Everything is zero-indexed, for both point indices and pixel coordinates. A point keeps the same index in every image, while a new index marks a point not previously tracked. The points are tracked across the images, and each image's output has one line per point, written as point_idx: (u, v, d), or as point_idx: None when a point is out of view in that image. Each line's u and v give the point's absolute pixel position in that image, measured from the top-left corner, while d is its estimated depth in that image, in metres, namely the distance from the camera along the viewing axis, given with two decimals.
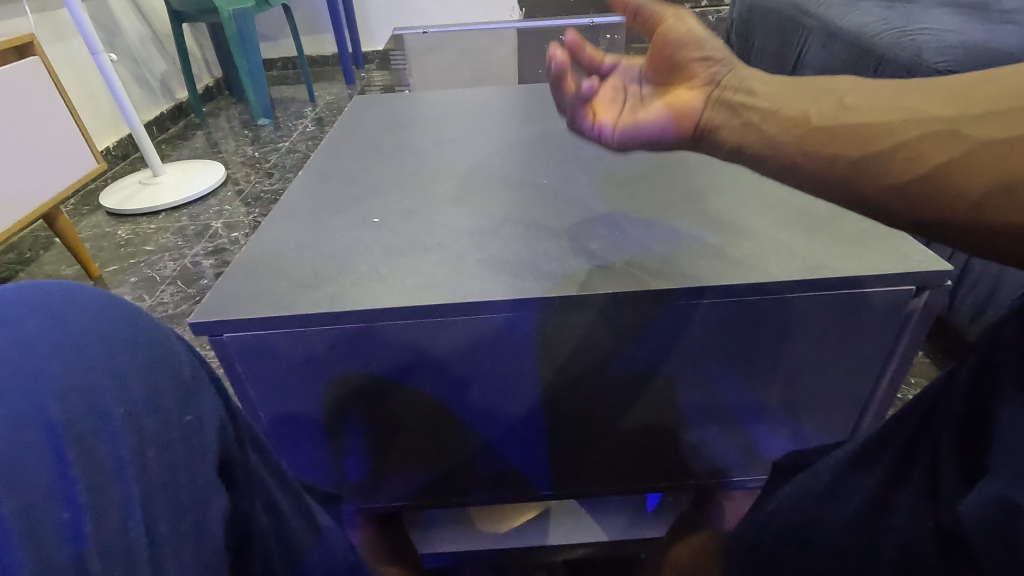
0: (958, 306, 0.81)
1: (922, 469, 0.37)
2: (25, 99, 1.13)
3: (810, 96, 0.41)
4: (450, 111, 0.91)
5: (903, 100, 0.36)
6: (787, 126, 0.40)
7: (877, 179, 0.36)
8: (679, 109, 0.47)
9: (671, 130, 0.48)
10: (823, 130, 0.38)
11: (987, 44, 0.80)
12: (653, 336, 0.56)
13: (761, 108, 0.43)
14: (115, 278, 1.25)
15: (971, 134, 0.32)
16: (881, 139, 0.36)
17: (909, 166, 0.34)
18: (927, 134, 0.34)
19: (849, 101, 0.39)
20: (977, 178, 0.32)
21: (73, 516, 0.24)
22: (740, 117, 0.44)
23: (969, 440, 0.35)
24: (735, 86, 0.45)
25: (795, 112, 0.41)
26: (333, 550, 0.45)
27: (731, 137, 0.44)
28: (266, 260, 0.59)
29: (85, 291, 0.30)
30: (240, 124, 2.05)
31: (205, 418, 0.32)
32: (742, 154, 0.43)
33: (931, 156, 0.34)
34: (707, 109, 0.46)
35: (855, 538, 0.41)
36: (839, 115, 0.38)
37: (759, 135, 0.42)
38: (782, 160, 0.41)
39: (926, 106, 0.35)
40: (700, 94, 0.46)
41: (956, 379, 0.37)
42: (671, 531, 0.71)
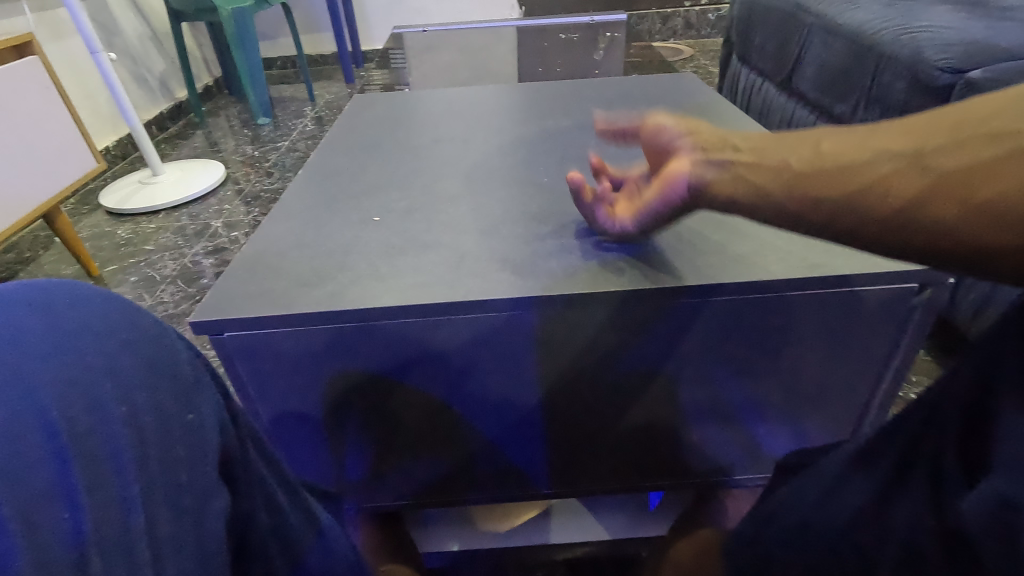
0: (959, 304, 0.81)
1: (924, 471, 0.37)
2: (24, 99, 1.12)
3: (787, 143, 0.40)
4: (450, 109, 0.91)
5: (873, 138, 0.35)
6: (767, 173, 0.39)
7: (856, 215, 0.35)
8: (667, 178, 0.45)
9: (666, 197, 0.46)
10: (800, 174, 0.37)
11: (987, 40, 0.80)
12: (653, 334, 0.56)
13: (747, 161, 0.41)
14: (115, 278, 1.24)
15: (939, 165, 0.31)
16: (854, 177, 0.35)
17: (886, 201, 0.33)
18: (897, 168, 0.33)
19: (824, 145, 0.37)
20: (949, 205, 0.31)
21: (74, 516, 0.24)
22: (729, 173, 0.42)
23: (965, 448, 0.34)
24: (721, 149, 0.43)
25: (777, 161, 0.39)
26: (333, 549, 0.45)
27: (722, 193, 0.42)
28: (267, 259, 0.59)
29: (84, 288, 0.30)
30: (240, 123, 2.05)
31: (205, 420, 0.32)
32: (733, 206, 0.42)
33: (903, 189, 0.32)
34: (692, 170, 0.43)
35: (856, 535, 0.41)
36: (816, 160, 0.37)
37: (744, 184, 0.40)
38: (763, 206, 0.39)
39: (892, 142, 0.34)
40: (685, 158, 0.44)
41: (953, 391, 0.37)
42: (672, 529, 0.71)
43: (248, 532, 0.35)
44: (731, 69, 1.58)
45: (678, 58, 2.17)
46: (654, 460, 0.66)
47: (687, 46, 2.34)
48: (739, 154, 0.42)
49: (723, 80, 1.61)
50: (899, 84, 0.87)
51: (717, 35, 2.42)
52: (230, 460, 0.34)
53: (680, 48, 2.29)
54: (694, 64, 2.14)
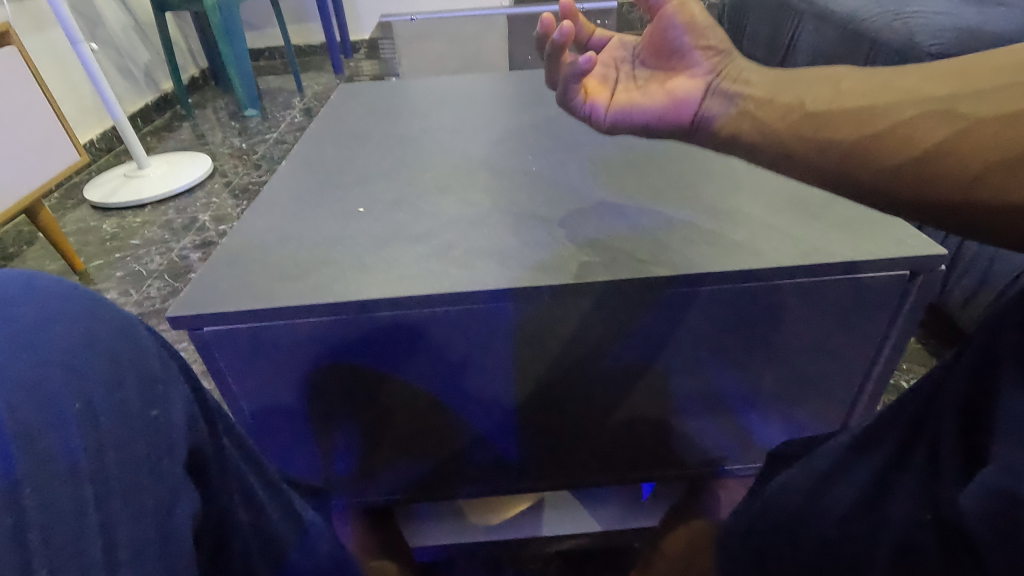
0: (951, 291, 0.80)
1: (919, 463, 0.37)
2: (3, 91, 1.10)
3: (808, 83, 0.41)
4: (436, 98, 0.89)
5: (902, 81, 0.36)
6: (784, 111, 0.41)
7: (872, 162, 0.36)
8: (678, 95, 0.48)
9: (664, 118, 0.48)
10: (816, 112, 0.39)
11: (981, 25, 0.79)
12: (642, 324, 0.55)
13: (759, 99, 0.43)
14: (101, 273, 1.23)
15: (966, 112, 0.32)
16: (875, 120, 0.35)
17: (905, 145, 0.34)
18: (922, 113, 0.33)
19: (846, 86, 0.39)
20: (974, 157, 0.31)
21: (19, 520, 0.23)
22: (741, 106, 0.44)
23: (967, 431, 0.33)
24: (732, 74, 0.46)
25: (793, 98, 0.41)
26: (316, 547, 0.44)
27: (727, 126, 0.44)
28: (248, 251, 0.58)
29: (41, 278, 0.29)
30: (227, 115, 2.02)
31: (172, 417, 0.31)
32: (739, 138, 0.44)
33: (926, 134, 0.33)
34: (706, 99, 0.46)
35: (851, 532, 0.40)
36: (834, 99, 0.38)
37: (753, 123, 0.42)
38: (776, 146, 0.41)
39: (922, 86, 0.34)
40: (700, 80, 0.47)
41: (954, 373, 0.36)
42: (665, 520, 0.71)
43: (225, 530, 0.34)
44: None
45: None
46: (646, 452, 0.66)
47: None
48: (750, 91, 0.44)
49: (716, 69, 1.59)
50: (891, 71, 0.86)
51: None
52: (203, 457, 0.33)
53: None
54: None
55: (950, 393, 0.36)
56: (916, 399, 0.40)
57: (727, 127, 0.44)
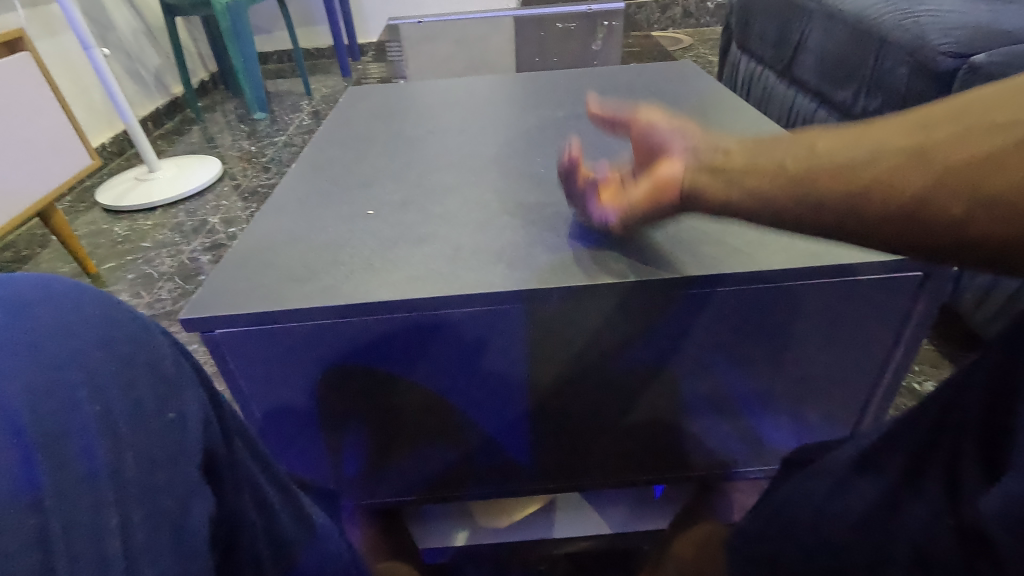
0: (962, 291, 0.79)
1: (938, 471, 0.37)
2: (17, 95, 1.11)
3: (784, 144, 0.40)
4: (445, 100, 0.89)
5: (872, 132, 0.35)
6: (763, 177, 0.39)
7: (858, 215, 0.35)
8: (660, 175, 0.46)
9: (657, 201, 0.47)
10: (796, 175, 0.37)
11: (993, 23, 0.78)
12: (652, 326, 0.55)
13: (734, 165, 0.42)
14: (113, 275, 1.24)
15: (944, 159, 0.31)
16: (854, 175, 0.34)
17: (891, 200, 0.33)
18: (899, 163, 0.33)
19: (820, 145, 0.37)
20: (958, 200, 0.30)
21: (39, 521, 0.23)
22: (721, 177, 0.42)
23: (989, 439, 0.33)
24: (710, 149, 0.46)
25: (772, 162, 0.39)
26: (326, 549, 0.44)
27: (715, 195, 0.42)
28: (258, 254, 0.58)
29: (58, 282, 0.29)
30: (236, 118, 2.03)
31: (187, 419, 0.31)
32: (726, 209, 0.42)
33: (907, 184, 0.32)
34: (689, 175, 0.44)
35: (865, 535, 0.40)
36: (810, 160, 0.37)
37: (737, 190, 0.41)
38: (762, 211, 0.39)
39: (891, 137, 0.34)
40: (681, 163, 0.45)
41: (971, 385, 0.36)
42: (674, 522, 0.70)
43: (236, 531, 0.34)
44: (731, 57, 1.56)
45: (677, 47, 2.15)
46: (656, 453, 0.65)
47: (687, 35, 2.32)
48: (724, 157, 0.44)
49: (723, 69, 1.59)
50: (902, 70, 0.85)
51: (716, 23, 2.39)
52: (217, 458, 0.33)
53: (679, 37, 2.27)
54: (693, 53, 2.12)
55: (970, 404, 0.36)
56: (930, 408, 0.40)
57: (706, 193, 0.43)
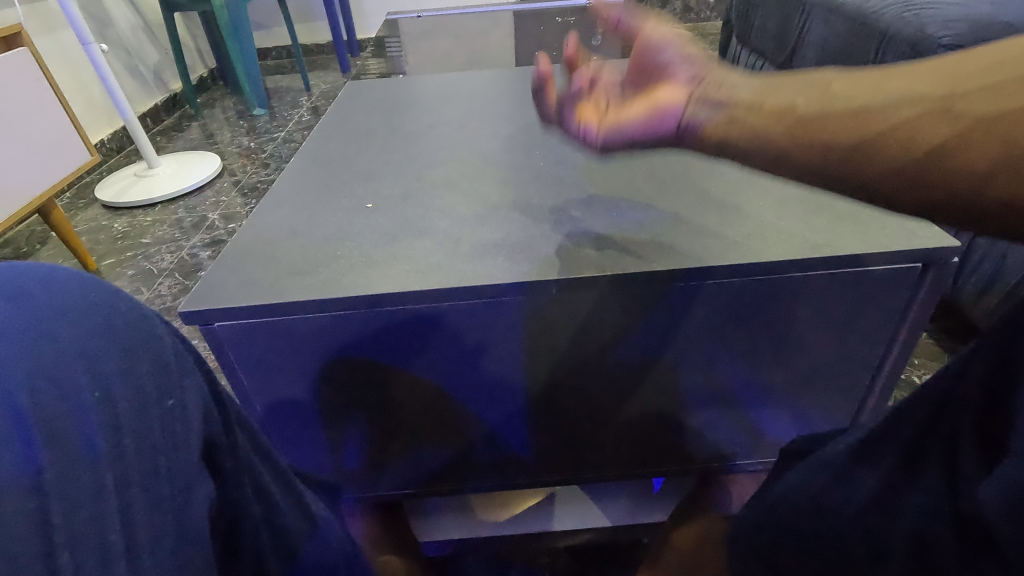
0: (963, 284, 0.79)
1: (938, 460, 0.37)
2: (15, 91, 1.11)
3: (793, 85, 0.39)
4: (444, 93, 0.89)
5: (891, 79, 0.35)
6: (773, 116, 0.39)
7: (874, 161, 0.34)
8: (661, 103, 0.45)
9: (649, 128, 0.46)
10: (805, 117, 0.37)
11: (994, 15, 0.78)
12: (652, 318, 0.55)
13: (744, 101, 0.41)
14: (113, 271, 1.24)
15: (967, 111, 0.31)
16: (874, 120, 0.34)
17: (910, 148, 0.33)
18: (923, 113, 0.32)
19: (833, 87, 0.37)
20: (984, 157, 0.30)
21: (41, 506, 0.23)
22: (722, 111, 0.41)
23: (986, 433, 0.33)
24: (718, 86, 0.43)
25: (780, 102, 0.39)
26: (327, 541, 0.44)
27: (718, 134, 0.41)
28: (258, 247, 0.58)
29: (59, 270, 0.29)
30: (236, 114, 2.03)
31: (187, 407, 0.31)
32: (724, 150, 0.42)
33: (929, 135, 0.32)
34: (689, 106, 0.43)
35: (863, 524, 0.40)
36: (824, 101, 0.37)
37: (741, 127, 0.40)
38: (771, 152, 0.38)
39: (915, 83, 0.33)
40: (684, 89, 0.44)
41: (974, 366, 0.36)
42: (673, 515, 0.70)
43: (238, 520, 0.35)
44: (730, 51, 1.56)
45: None
46: (655, 446, 0.65)
47: (686, 29, 2.31)
48: (737, 94, 0.42)
49: (723, 63, 1.59)
50: (902, 62, 0.85)
51: (716, 18, 2.38)
52: (218, 448, 0.33)
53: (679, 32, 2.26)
54: None
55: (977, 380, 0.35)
56: (927, 394, 0.40)
57: (711, 134, 0.42)
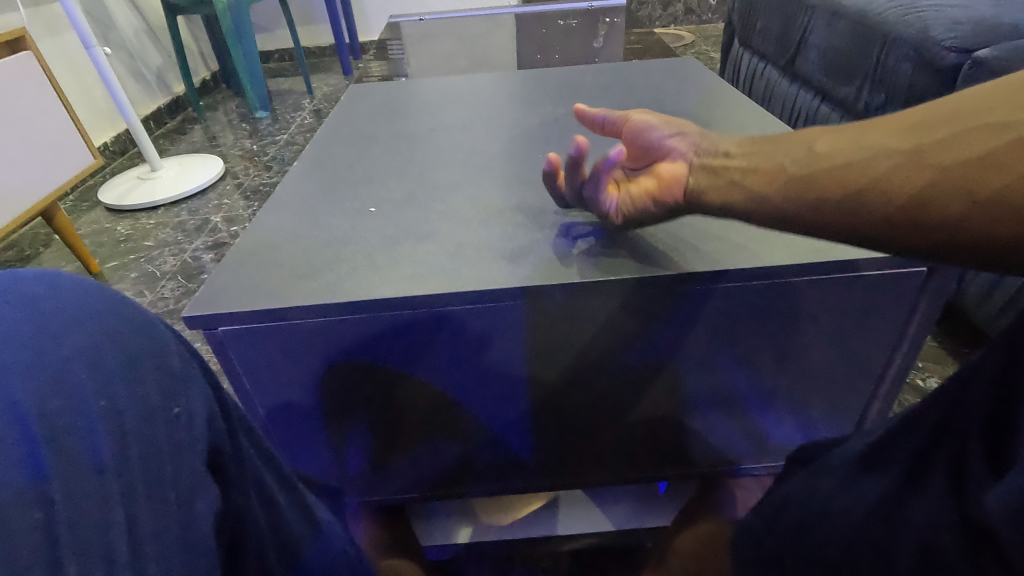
0: (966, 287, 0.79)
1: (942, 471, 0.36)
2: (19, 95, 1.11)
3: (785, 146, 0.42)
4: (446, 97, 0.89)
5: (869, 135, 0.36)
6: (766, 176, 0.41)
7: (861, 214, 0.36)
8: (664, 175, 0.49)
9: (659, 199, 0.50)
10: (793, 176, 0.39)
11: (997, 17, 0.78)
12: (656, 322, 0.55)
13: (739, 166, 0.44)
14: (116, 274, 1.24)
15: (935, 160, 0.32)
16: (854, 175, 0.36)
17: (889, 198, 0.34)
18: (895, 165, 0.34)
19: (818, 145, 0.39)
20: (957, 201, 0.31)
21: (47, 515, 0.23)
22: (723, 177, 0.45)
23: (994, 439, 0.33)
24: (713, 151, 0.48)
25: (772, 164, 0.41)
26: (330, 546, 0.44)
27: (719, 197, 0.45)
28: (261, 251, 0.58)
29: (63, 277, 0.29)
30: (238, 117, 2.04)
31: (192, 414, 0.31)
32: (729, 210, 0.44)
33: (904, 185, 0.33)
34: (691, 176, 0.47)
35: (869, 532, 0.40)
36: (810, 160, 0.39)
37: (741, 190, 0.43)
38: (770, 211, 0.41)
39: (887, 138, 0.35)
40: (682, 162, 0.48)
41: (967, 403, 0.36)
42: (677, 519, 0.70)
43: (242, 526, 0.35)
44: (732, 53, 1.56)
45: (679, 44, 2.15)
46: (659, 450, 0.65)
47: (688, 32, 2.31)
48: (730, 161, 0.46)
49: (725, 66, 1.59)
50: (905, 65, 0.85)
51: (718, 20, 2.38)
52: (223, 454, 0.33)
53: (681, 34, 2.26)
54: (695, 50, 2.12)
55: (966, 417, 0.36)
56: (935, 404, 0.40)
57: (715, 198, 0.45)
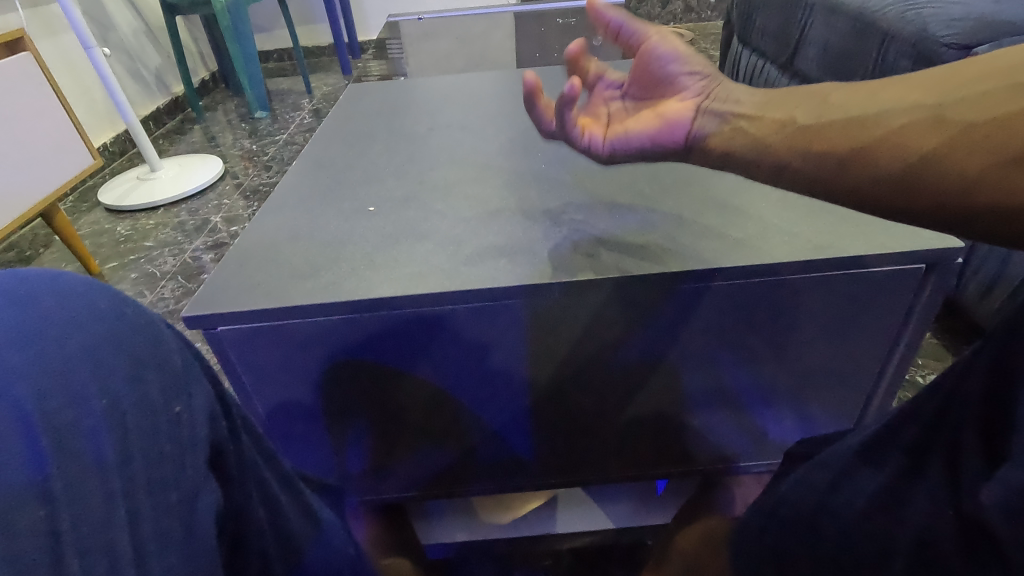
0: (966, 285, 0.79)
1: (945, 448, 0.37)
2: (18, 95, 1.11)
3: (799, 98, 0.42)
4: (445, 96, 0.90)
5: (889, 90, 0.36)
6: (778, 126, 0.41)
7: (868, 167, 0.36)
8: (669, 118, 0.47)
9: (658, 142, 0.48)
10: (805, 127, 0.39)
11: (997, 14, 0.78)
12: (654, 320, 0.55)
13: (748, 114, 0.44)
14: (116, 274, 1.24)
15: (957, 118, 0.32)
16: (867, 129, 0.36)
17: (902, 152, 0.34)
18: (913, 120, 0.34)
19: (834, 98, 0.39)
20: (970, 160, 0.31)
21: (49, 512, 0.23)
22: (729, 124, 0.45)
23: (1000, 417, 0.34)
24: (724, 98, 0.46)
25: (784, 115, 0.41)
26: (331, 546, 0.44)
27: (720, 144, 0.45)
28: (260, 251, 0.58)
29: (66, 276, 0.29)
30: (238, 117, 2.04)
31: (193, 412, 0.31)
32: (729, 158, 0.44)
33: (919, 140, 0.33)
34: (697, 118, 0.46)
35: (871, 506, 0.40)
36: (825, 111, 0.39)
37: (747, 138, 0.43)
38: (775, 161, 0.41)
39: (909, 93, 0.35)
40: (690, 102, 0.47)
41: (976, 367, 0.36)
42: (678, 516, 0.70)
43: (243, 524, 0.35)
44: (731, 52, 1.56)
45: (678, 43, 2.14)
46: (659, 447, 0.65)
47: (687, 30, 2.31)
48: (740, 108, 0.45)
49: (725, 64, 1.58)
50: (904, 63, 0.85)
51: (716, 18, 2.38)
52: (225, 453, 0.33)
53: (680, 32, 2.26)
54: (693, 48, 2.11)
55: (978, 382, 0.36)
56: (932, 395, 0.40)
57: (717, 145, 0.45)
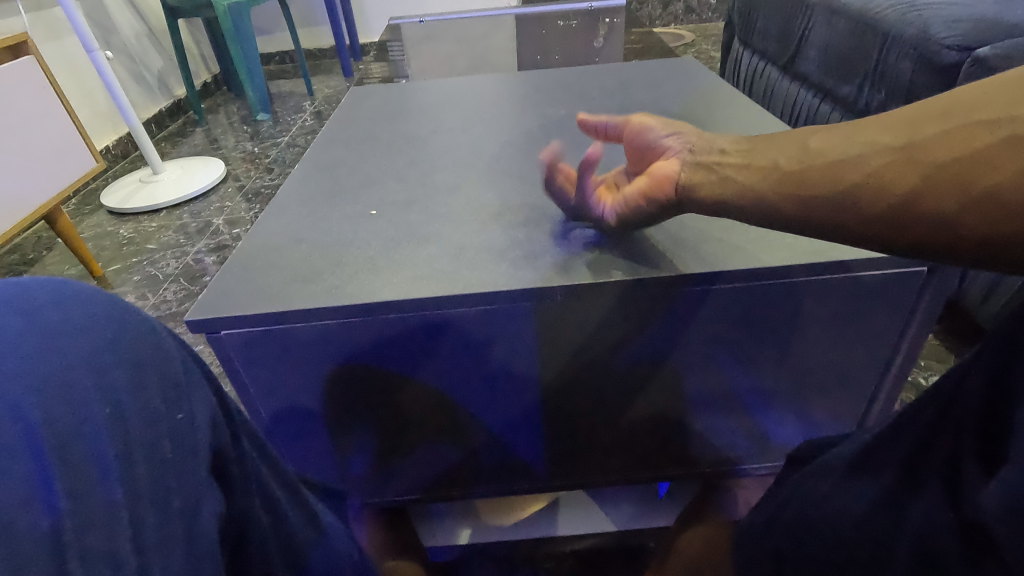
0: (967, 287, 0.79)
1: (933, 487, 0.36)
2: (21, 99, 1.12)
3: (779, 144, 0.42)
4: (446, 99, 0.90)
5: (863, 131, 0.36)
6: (762, 173, 0.41)
7: (853, 211, 0.36)
8: (654, 172, 0.50)
9: (650, 197, 0.50)
10: (788, 173, 0.39)
11: (998, 15, 0.78)
12: (656, 323, 0.55)
13: (735, 164, 0.44)
14: (119, 277, 1.24)
15: (928, 157, 0.32)
16: (847, 172, 0.36)
17: (881, 196, 0.34)
18: (888, 162, 0.34)
19: (812, 143, 0.39)
20: (948, 199, 0.31)
21: (53, 521, 0.23)
22: (716, 173, 0.45)
23: (981, 453, 0.34)
24: (708, 149, 0.48)
25: (766, 161, 0.42)
26: (333, 549, 0.45)
27: (710, 192, 0.45)
28: (262, 255, 0.58)
29: (69, 285, 0.29)
30: (240, 119, 2.04)
31: (195, 420, 0.31)
32: (722, 206, 0.45)
33: (896, 183, 0.33)
34: (682, 171, 0.48)
35: (867, 543, 0.40)
36: (805, 157, 0.39)
37: (735, 186, 0.43)
38: (765, 209, 0.41)
39: (880, 135, 0.35)
40: (673, 158, 0.49)
41: (961, 404, 0.36)
42: (680, 519, 0.70)
43: (246, 529, 0.35)
44: (732, 53, 1.56)
45: (679, 44, 2.14)
46: (660, 451, 0.65)
47: (688, 31, 2.31)
48: (723, 157, 0.46)
49: (726, 65, 1.58)
50: (905, 64, 0.85)
51: (718, 19, 2.38)
52: (227, 458, 0.33)
53: (681, 33, 2.26)
54: (695, 49, 2.11)
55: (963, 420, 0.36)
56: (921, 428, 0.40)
57: (708, 193, 0.45)
